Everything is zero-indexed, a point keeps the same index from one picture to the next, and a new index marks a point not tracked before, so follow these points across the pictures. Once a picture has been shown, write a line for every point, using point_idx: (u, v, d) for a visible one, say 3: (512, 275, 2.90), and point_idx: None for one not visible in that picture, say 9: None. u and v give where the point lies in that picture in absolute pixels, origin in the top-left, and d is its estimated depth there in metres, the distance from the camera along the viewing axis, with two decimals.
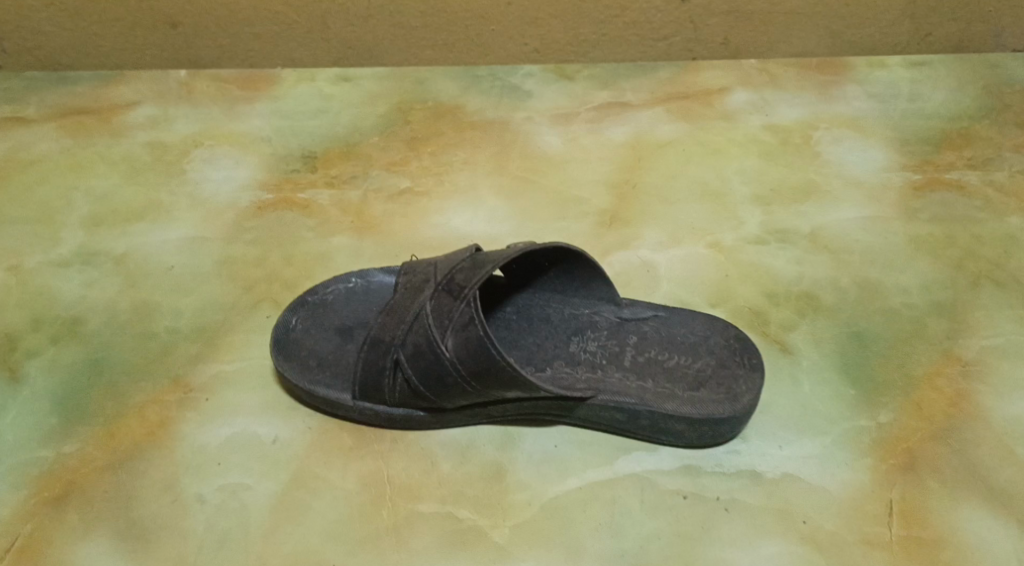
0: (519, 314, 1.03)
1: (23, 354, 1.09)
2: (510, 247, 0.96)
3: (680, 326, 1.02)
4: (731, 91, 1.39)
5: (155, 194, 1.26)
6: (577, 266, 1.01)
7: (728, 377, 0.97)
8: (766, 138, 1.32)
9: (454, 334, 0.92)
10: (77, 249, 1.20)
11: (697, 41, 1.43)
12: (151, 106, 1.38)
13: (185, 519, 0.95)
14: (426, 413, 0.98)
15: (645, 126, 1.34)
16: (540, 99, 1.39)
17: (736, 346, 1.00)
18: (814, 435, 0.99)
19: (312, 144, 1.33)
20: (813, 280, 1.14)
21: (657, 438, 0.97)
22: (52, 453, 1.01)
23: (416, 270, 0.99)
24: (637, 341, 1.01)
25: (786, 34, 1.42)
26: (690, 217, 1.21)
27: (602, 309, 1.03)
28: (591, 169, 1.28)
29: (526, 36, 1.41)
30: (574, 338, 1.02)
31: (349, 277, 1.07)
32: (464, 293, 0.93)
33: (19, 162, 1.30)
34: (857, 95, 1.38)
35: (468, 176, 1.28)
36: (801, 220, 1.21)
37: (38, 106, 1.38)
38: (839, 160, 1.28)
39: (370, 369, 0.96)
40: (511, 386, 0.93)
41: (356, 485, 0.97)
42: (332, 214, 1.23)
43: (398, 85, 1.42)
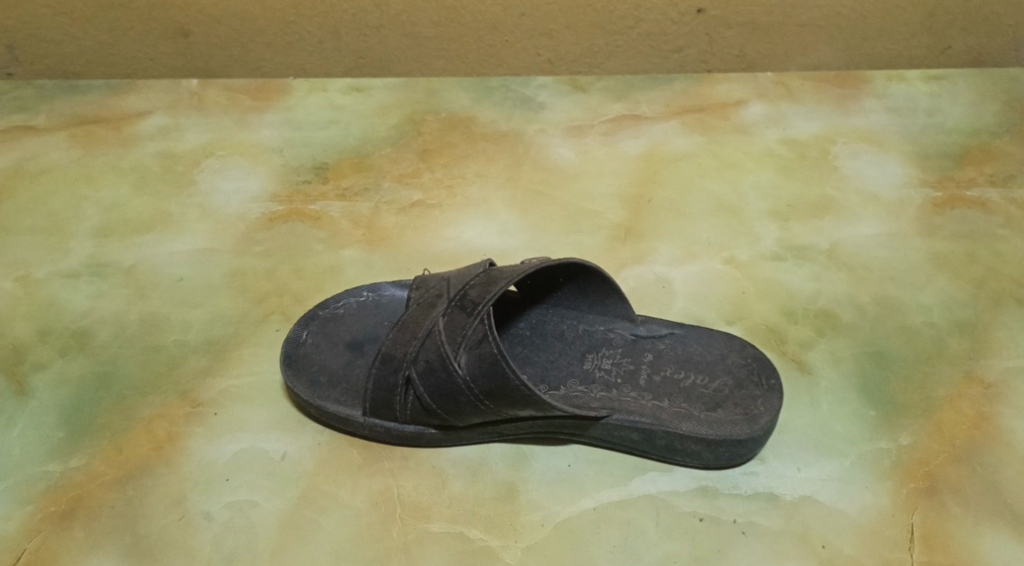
0: (533, 330, 1.02)
1: (31, 366, 1.08)
2: (525, 263, 0.95)
3: (696, 344, 1.00)
4: (747, 104, 1.38)
5: (165, 205, 1.25)
6: (593, 282, 0.99)
7: (746, 397, 0.95)
8: (782, 151, 1.30)
9: (467, 351, 0.91)
10: (86, 260, 1.19)
11: (712, 53, 1.41)
12: (162, 116, 1.37)
13: (192, 536, 0.94)
14: (438, 431, 0.96)
15: (660, 139, 1.32)
16: (554, 111, 1.38)
17: (754, 365, 0.98)
18: (833, 456, 0.98)
19: (324, 155, 1.32)
20: (831, 297, 1.12)
21: (672, 458, 0.96)
22: (58, 467, 0.99)
23: (429, 285, 0.97)
24: (652, 359, 0.99)
25: (803, 46, 1.41)
26: (705, 232, 1.20)
27: (617, 326, 1.02)
28: (605, 182, 1.27)
29: (539, 48, 1.40)
30: (588, 355, 1.00)
31: (360, 291, 1.06)
32: (477, 309, 0.92)
33: (29, 171, 1.29)
34: (874, 108, 1.36)
35: (481, 188, 1.27)
36: (819, 236, 1.19)
37: (48, 115, 1.37)
38: (856, 174, 1.27)
39: (381, 385, 0.94)
40: (525, 405, 0.91)
41: (366, 504, 0.96)
42: (343, 227, 1.22)
43: (411, 96, 1.40)
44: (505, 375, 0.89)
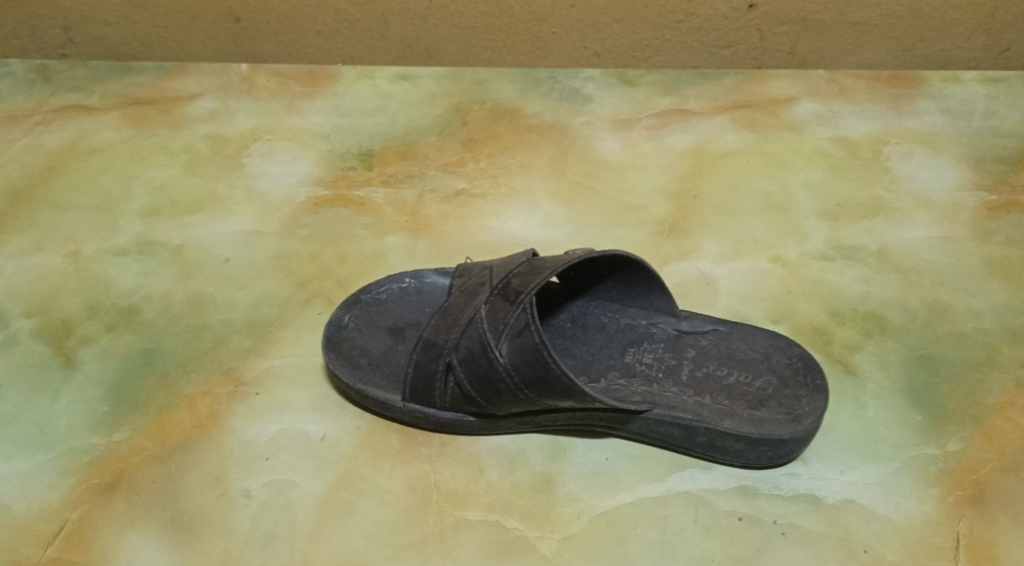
0: (574, 322, 1.02)
1: (78, 340, 1.09)
2: (569, 253, 0.94)
3: (740, 341, 0.99)
4: (798, 101, 1.36)
5: (213, 187, 1.26)
6: (636, 276, 0.99)
7: (790, 397, 0.94)
8: (833, 150, 1.28)
9: (508, 340, 0.90)
10: (134, 238, 1.20)
11: (762, 50, 1.40)
12: (212, 99, 1.39)
13: (232, 514, 0.95)
14: (477, 419, 0.96)
15: (708, 135, 1.31)
16: (601, 104, 1.37)
17: (799, 365, 0.97)
18: (877, 461, 0.96)
19: (370, 142, 1.32)
20: (879, 300, 1.10)
21: (712, 456, 0.95)
22: (102, 441, 1.01)
23: (472, 273, 0.98)
24: (695, 355, 0.99)
25: (856, 45, 1.39)
26: (751, 230, 1.18)
27: (660, 321, 1.01)
28: (651, 177, 1.26)
29: (587, 40, 1.39)
30: (629, 349, 0.99)
31: (403, 276, 1.06)
32: (520, 298, 0.91)
33: (82, 150, 1.31)
34: (929, 109, 1.34)
35: (525, 179, 1.26)
36: (867, 237, 1.17)
37: (101, 95, 1.39)
38: (909, 177, 1.25)
39: (422, 371, 0.94)
40: (565, 396, 0.91)
41: (404, 490, 0.96)
42: (387, 213, 1.23)
43: (458, 85, 1.40)
44: (546, 365, 0.89)
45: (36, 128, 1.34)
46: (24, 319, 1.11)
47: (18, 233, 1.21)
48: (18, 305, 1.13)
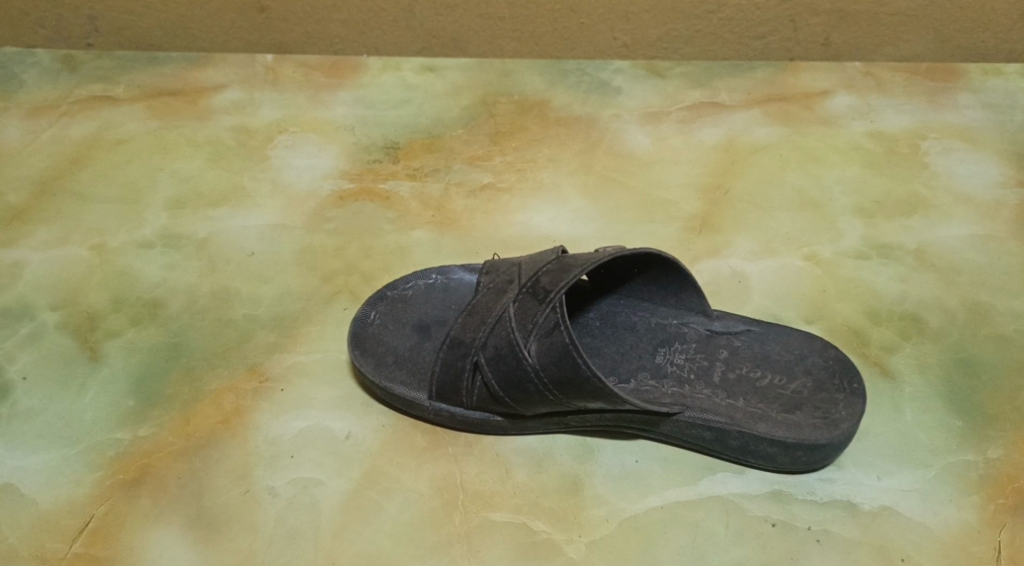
0: (603, 321, 1.00)
1: (104, 334, 1.09)
2: (600, 251, 0.92)
3: (773, 343, 0.97)
4: (833, 94, 1.33)
5: (238, 179, 1.25)
6: (668, 275, 0.97)
7: (826, 400, 0.92)
8: (869, 145, 1.26)
9: (537, 340, 0.89)
10: (159, 230, 1.20)
11: (796, 41, 1.37)
12: (237, 90, 1.37)
13: (256, 511, 0.94)
14: (504, 419, 0.95)
15: (740, 129, 1.29)
16: (630, 96, 1.34)
17: (835, 368, 0.95)
18: (914, 467, 0.94)
19: (396, 134, 1.31)
20: (916, 300, 1.08)
21: (745, 460, 0.93)
22: (128, 436, 1.00)
23: (500, 270, 0.96)
24: (727, 357, 0.97)
25: (892, 36, 1.36)
26: (785, 226, 1.16)
27: (691, 321, 0.99)
28: (682, 171, 1.23)
29: (615, 31, 1.37)
30: (660, 349, 0.98)
31: (429, 272, 1.04)
32: (549, 297, 0.90)
33: (107, 141, 1.30)
34: (969, 103, 1.31)
35: (553, 173, 1.25)
36: (905, 235, 1.15)
37: (127, 86, 1.38)
38: (948, 173, 1.22)
39: (449, 370, 0.93)
40: (595, 398, 0.89)
41: (429, 489, 0.94)
42: (413, 207, 1.21)
43: (485, 77, 1.38)
44: (576, 367, 0.87)
45: (61, 119, 1.33)
46: (50, 312, 1.11)
47: (44, 224, 1.20)
48: (44, 297, 1.12)
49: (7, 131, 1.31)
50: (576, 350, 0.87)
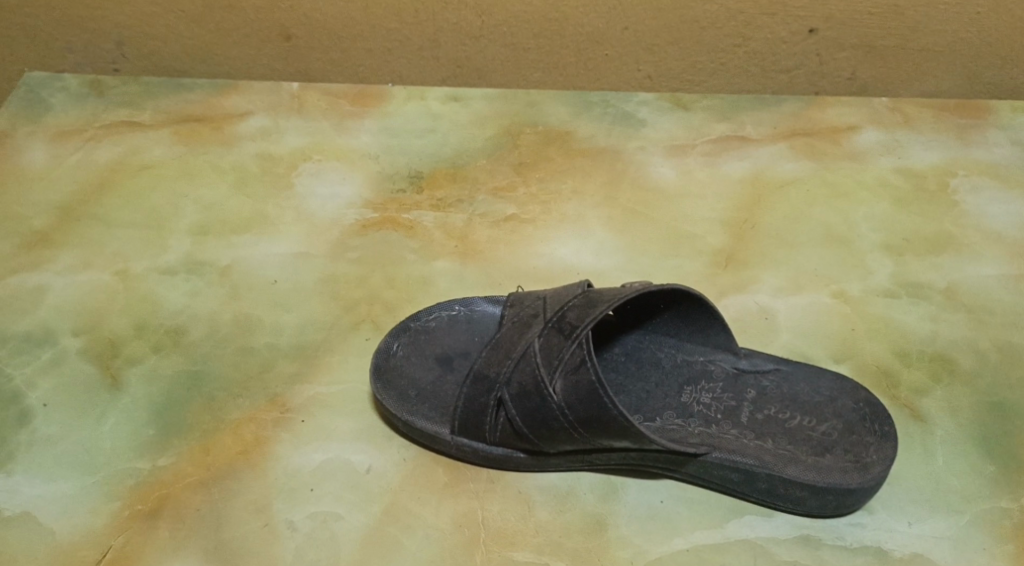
0: (628, 356, 0.99)
1: (126, 361, 1.08)
2: (627, 287, 0.92)
3: (801, 383, 0.96)
4: (860, 129, 1.32)
5: (262, 206, 1.25)
6: (695, 311, 0.96)
7: (857, 444, 0.91)
8: (897, 181, 1.25)
9: (563, 377, 0.88)
10: (183, 257, 1.19)
11: (822, 75, 1.36)
12: (262, 118, 1.37)
13: (276, 545, 0.93)
14: (527, 455, 0.94)
15: (766, 162, 1.28)
16: (654, 129, 1.34)
17: (866, 410, 0.94)
18: (947, 513, 0.92)
19: (420, 164, 1.30)
20: (947, 341, 1.06)
21: (773, 503, 0.91)
22: (147, 465, 0.99)
23: (524, 303, 0.96)
24: (754, 397, 0.96)
25: (920, 72, 1.35)
26: (812, 263, 1.15)
27: (718, 359, 0.98)
28: (707, 205, 1.23)
29: (639, 62, 1.36)
30: (686, 387, 0.97)
31: (452, 304, 1.04)
32: (576, 333, 0.89)
33: (133, 166, 1.31)
34: (998, 141, 1.30)
35: (577, 206, 1.24)
36: (935, 273, 1.14)
37: (153, 112, 1.38)
38: (978, 211, 1.21)
39: (472, 405, 0.92)
40: (622, 437, 0.88)
41: (450, 526, 0.93)
42: (436, 237, 1.21)
43: (510, 107, 1.38)
44: (603, 406, 0.86)
45: (88, 144, 1.33)
46: (71, 338, 1.11)
47: (68, 250, 1.20)
48: (66, 323, 1.12)
49: (33, 155, 1.32)
50: (603, 389, 0.86)
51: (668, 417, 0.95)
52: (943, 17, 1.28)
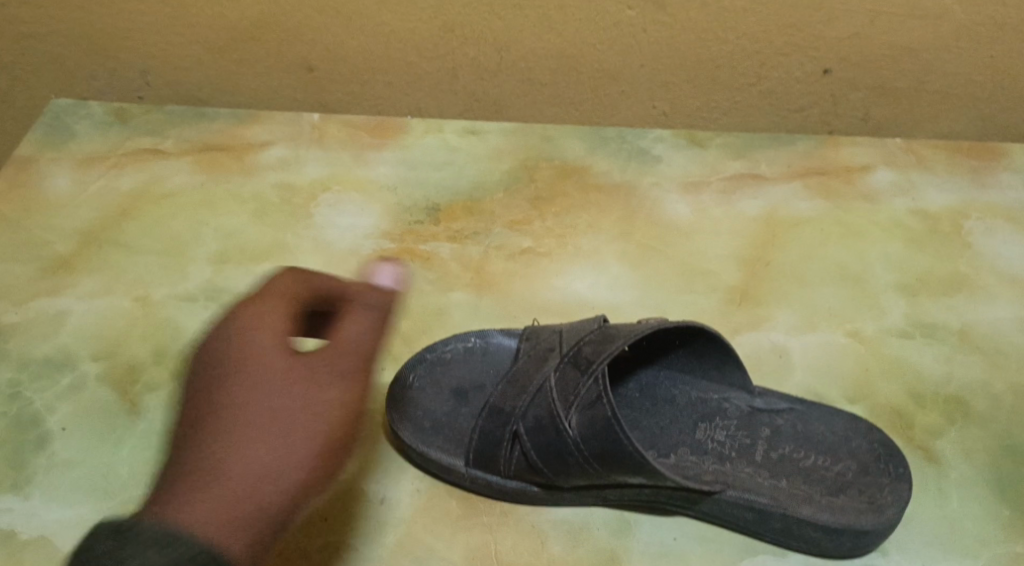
0: (642, 392, 1.03)
1: (144, 387, 1.11)
2: (643, 323, 0.95)
3: (816, 423, 1.00)
4: (873, 169, 1.33)
5: (282, 236, 1.27)
6: (709, 349, 0.99)
7: (872, 485, 0.95)
8: (911, 222, 1.26)
9: (579, 411, 0.91)
10: (203, 284, 1.21)
11: (837, 114, 1.36)
12: (283, 147, 1.39)
13: None
14: (540, 489, 0.95)
15: (780, 201, 1.29)
16: (669, 165, 1.35)
17: (880, 452, 0.98)
18: (962, 556, 0.94)
19: (438, 197, 1.32)
20: (961, 382, 1.08)
21: (786, 542, 0.94)
22: None
23: (541, 336, 0.99)
24: (768, 435, 1.00)
25: (933, 114, 1.35)
26: (827, 301, 1.16)
27: (732, 397, 1.02)
28: (720, 242, 1.24)
29: (654, 99, 1.36)
30: (700, 424, 1.01)
31: (468, 336, 1.05)
32: (592, 368, 0.92)
33: (155, 194, 1.33)
34: (1011, 183, 1.32)
35: (592, 240, 1.26)
36: (950, 315, 1.15)
37: (176, 139, 1.40)
38: (991, 253, 1.23)
39: (487, 438, 0.94)
40: (636, 472, 0.90)
41: (462, 559, 0.94)
42: (452, 269, 1.22)
43: (527, 141, 1.39)
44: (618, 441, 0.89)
45: (111, 171, 1.35)
46: (91, 363, 1.13)
47: (89, 275, 1.22)
48: (87, 347, 1.15)
49: (57, 181, 1.34)
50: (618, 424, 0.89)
51: (682, 454, 0.99)
52: (958, 60, 1.28)
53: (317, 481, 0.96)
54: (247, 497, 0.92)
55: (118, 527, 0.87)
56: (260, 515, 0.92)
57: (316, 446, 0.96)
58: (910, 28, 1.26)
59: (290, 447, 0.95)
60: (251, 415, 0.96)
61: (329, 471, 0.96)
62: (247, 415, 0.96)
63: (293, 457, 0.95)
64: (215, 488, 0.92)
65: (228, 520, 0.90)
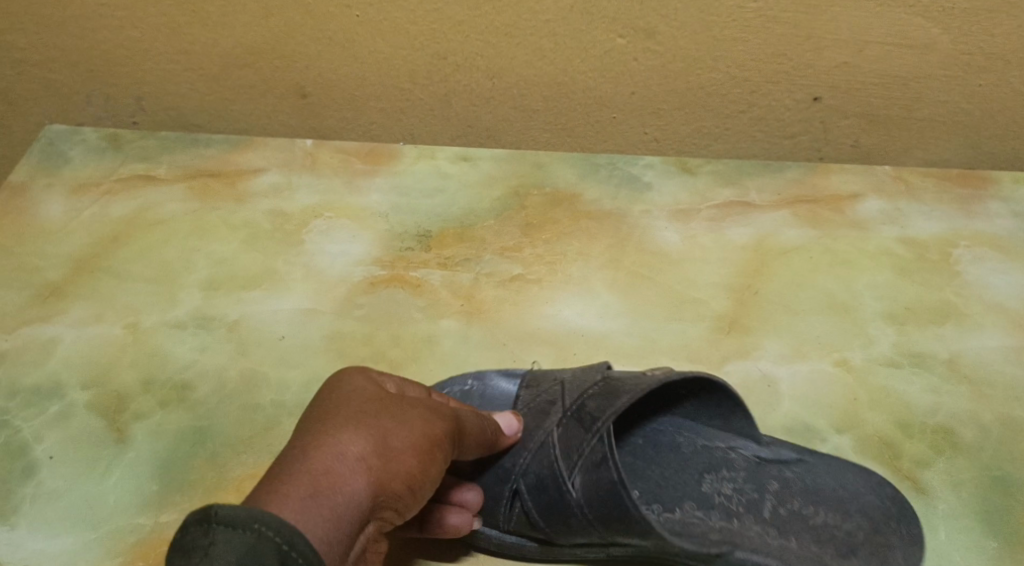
0: (646, 441, 1.06)
1: (132, 416, 1.11)
2: (649, 379, 0.98)
3: (827, 479, 1.03)
4: (862, 198, 1.34)
5: (273, 262, 1.27)
6: (717, 400, 1.02)
7: (882, 543, 0.99)
8: (900, 251, 1.27)
9: (581, 472, 0.95)
10: (193, 311, 1.22)
11: (828, 141, 1.37)
12: (276, 174, 1.39)
13: None
14: (539, 545, 0.99)
15: (769, 229, 1.30)
16: (659, 192, 1.35)
17: (891, 508, 1.01)
18: None
19: (428, 223, 1.32)
20: (948, 413, 1.10)
21: None
22: (150, 522, 1.03)
23: (541, 388, 1.04)
24: (777, 489, 1.03)
25: (923, 141, 1.36)
26: (815, 331, 1.18)
27: (740, 448, 1.05)
28: (710, 270, 1.25)
29: (646, 126, 1.37)
30: (707, 475, 1.04)
31: (466, 379, 1.08)
32: (595, 426, 0.96)
33: (147, 221, 1.33)
34: (1000, 212, 1.32)
35: (582, 267, 1.26)
36: (938, 344, 1.17)
37: (169, 165, 1.40)
38: (980, 282, 1.23)
39: (488, 496, 1.00)
40: (641, 533, 0.93)
41: None
42: (442, 296, 1.23)
43: (518, 168, 1.39)
44: (625, 507, 0.92)
45: (103, 198, 1.36)
46: (80, 392, 1.13)
47: (80, 302, 1.23)
48: (76, 375, 1.15)
49: (49, 207, 1.34)
50: (623, 488, 0.92)
51: (688, 507, 1.03)
52: (946, 88, 1.29)
53: (391, 505, 0.86)
54: (336, 484, 0.82)
55: (207, 508, 0.77)
56: (345, 518, 0.81)
57: (413, 461, 0.87)
58: (899, 56, 1.27)
59: (389, 447, 0.86)
60: (329, 425, 0.86)
61: (403, 501, 0.87)
62: (383, 424, 0.87)
63: (393, 459, 0.86)
64: (301, 465, 0.82)
65: (316, 517, 0.79)
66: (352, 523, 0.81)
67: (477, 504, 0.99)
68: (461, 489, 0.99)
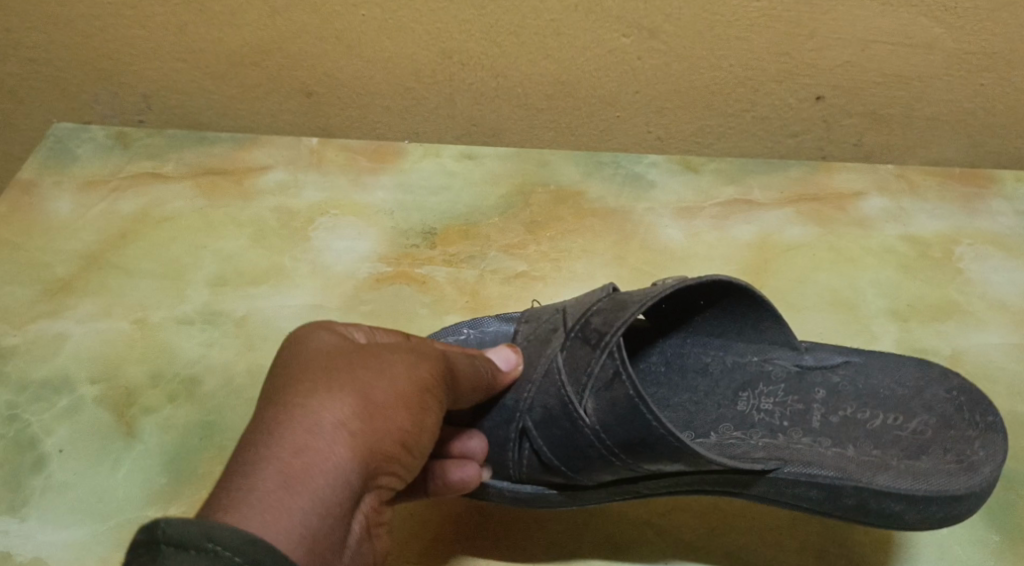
0: (670, 366, 1.10)
1: (141, 409, 1.12)
2: (657, 287, 0.98)
3: (878, 376, 1.06)
4: (865, 196, 1.35)
5: (280, 258, 1.28)
6: (736, 305, 1.05)
7: (959, 440, 0.99)
8: (903, 249, 1.28)
9: (593, 396, 0.96)
10: (201, 307, 1.22)
11: (830, 140, 1.38)
12: (282, 171, 1.40)
13: None
14: (560, 492, 1.00)
15: (773, 227, 1.31)
16: (663, 190, 1.36)
17: (962, 400, 1.02)
18: None
19: (434, 221, 1.33)
20: None
21: (857, 519, 0.97)
22: (159, 514, 1.04)
23: (541, 317, 1.03)
24: (823, 396, 1.07)
25: (925, 140, 1.37)
26: (819, 327, 1.19)
27: (774, 358, 1.08)
28: (714, 268, 1.26)
29: (649, 124, 1.38)
30: (742, 393, 1.09)
31: (461, 328, 1.09)
32: (604, 342, 0.96)
33: (154, 218, 1.34)
34: (1002, 209, 1.33)
35: (586, 264, 1.27)
36: (941, 341, 1.18)
37: (176, 163, 1.41)
38: (982, 279, 1.25)
39: (495, 442, 0.99)
40: (671, 458, 0.94)
41: None
42: (448, 292, 1.24)
43: (523, 166, 1.40)
44: (648, 423, 0.93)
45: (110, 195, 1.37)
46: (88, 386, 1.14)
47: (88, 298, 1.23)
48: (84, 370, 1.16)
49: (57, 205, 1.35)
50: (642, 403, 0.93)
51: (725, 429, 1.07)
52: (948, 87, 1.30)
53: (386, 464, 0.86)
54: (320, 458, 0.81)
55: (155, 521, 0.75)
56: (338, 486, 0.81)
57: (401, 413, 0.87)
58: (901, 55, 1.28)
59: (374, 403, 0.85)
60: (303, 389, 0.84)
61: (397, 457, 0.87)
62: (361, 380, 0.86)
63: (380, 417, 0.85)
64: (279, 442, 0.81)
65: (303, 495, 0.79)
66: (343, 494, 0.82)
67: (481, 451, 1.00)
68: (462, 439, 0.99)
